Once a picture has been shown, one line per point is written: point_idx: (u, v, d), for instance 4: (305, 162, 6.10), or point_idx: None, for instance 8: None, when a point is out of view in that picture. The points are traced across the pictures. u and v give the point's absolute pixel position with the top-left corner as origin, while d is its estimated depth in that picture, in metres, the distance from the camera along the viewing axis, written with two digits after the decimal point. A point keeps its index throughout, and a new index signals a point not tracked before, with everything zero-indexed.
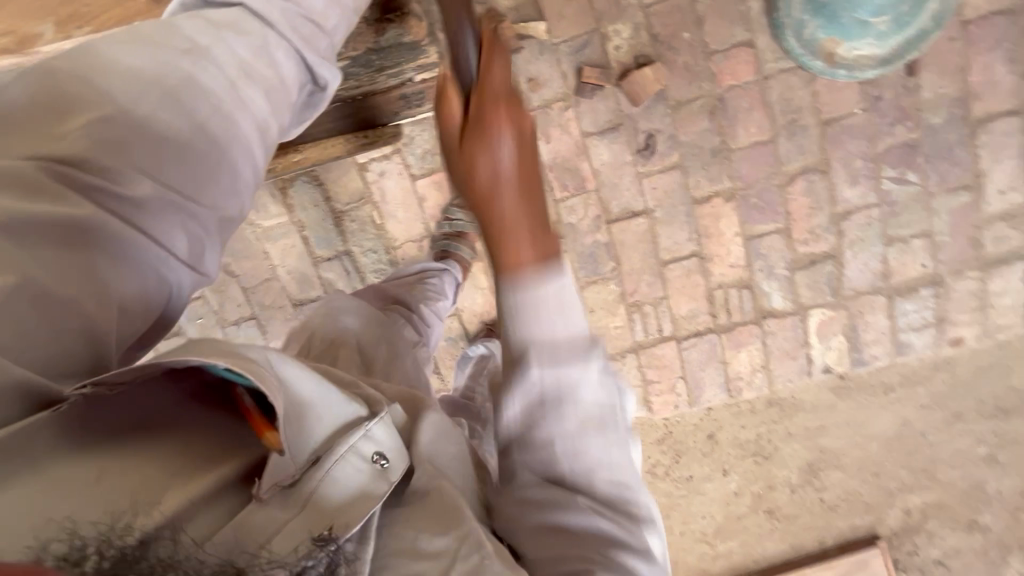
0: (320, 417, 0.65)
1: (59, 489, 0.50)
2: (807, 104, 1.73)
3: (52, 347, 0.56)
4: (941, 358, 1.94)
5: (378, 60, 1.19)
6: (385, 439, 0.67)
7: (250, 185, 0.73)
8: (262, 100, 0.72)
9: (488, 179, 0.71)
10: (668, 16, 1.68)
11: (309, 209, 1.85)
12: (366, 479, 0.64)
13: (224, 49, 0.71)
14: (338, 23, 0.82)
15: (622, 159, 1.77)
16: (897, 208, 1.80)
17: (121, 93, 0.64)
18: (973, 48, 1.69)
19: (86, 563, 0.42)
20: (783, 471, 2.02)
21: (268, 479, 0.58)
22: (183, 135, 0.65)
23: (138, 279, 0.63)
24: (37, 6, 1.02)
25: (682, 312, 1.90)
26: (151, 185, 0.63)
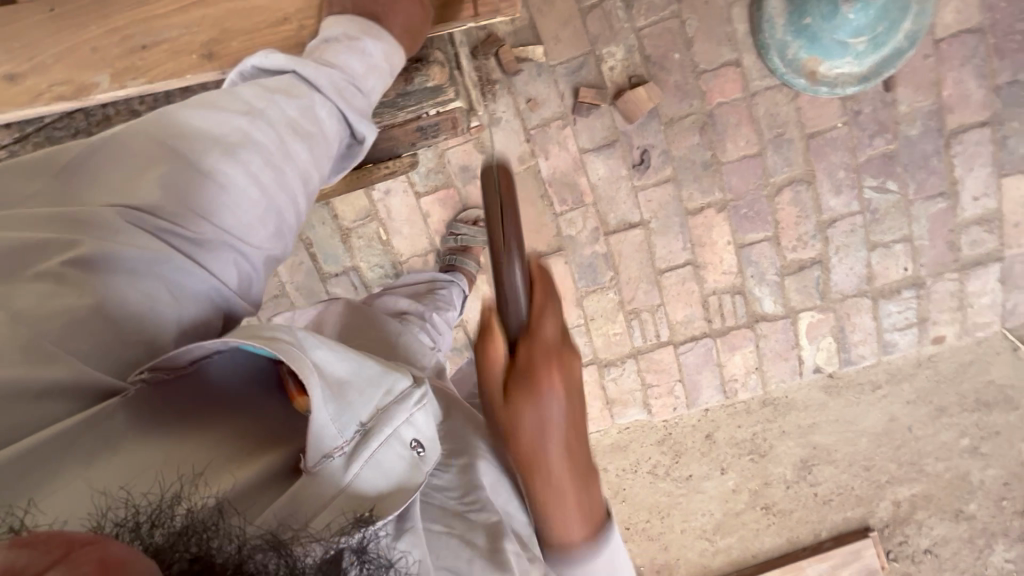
0: (361, 397, 0.70)
1: (136, 462, 0.59)
2: (792, 119, 1.82)
3: (119, 350, 0.67)
4: (924, 356, 2.04)
5: (401, 101, 1.28)
6: (425, 428, 0.74)
7: (292, 227, 0.85)
8: (306, 154, 0.85)
9: (534, 437, 0.72)
10: (659, 38, 1.77)
11: (317, 226, 1.92)
12: (405, 466, 0.70)
13: (275, 111, 0.84)
14: (374, 86, 0.96)
15: (617, 174, 1.85)
16: (879, 215, 1.90)
17: (188, 150, 0.77)
18: (946, 64, 1.80)
19: (143, 527, 0.49)
20: (778, 468, 2.10)
21: (312, 457, 0.65)
22: (240, 185, 0.78)
23: (198, 304, 0.74)
24: (94, 58, 1.10)
25: (679, 318, 1.99)
26: (210, 226, 0.76)
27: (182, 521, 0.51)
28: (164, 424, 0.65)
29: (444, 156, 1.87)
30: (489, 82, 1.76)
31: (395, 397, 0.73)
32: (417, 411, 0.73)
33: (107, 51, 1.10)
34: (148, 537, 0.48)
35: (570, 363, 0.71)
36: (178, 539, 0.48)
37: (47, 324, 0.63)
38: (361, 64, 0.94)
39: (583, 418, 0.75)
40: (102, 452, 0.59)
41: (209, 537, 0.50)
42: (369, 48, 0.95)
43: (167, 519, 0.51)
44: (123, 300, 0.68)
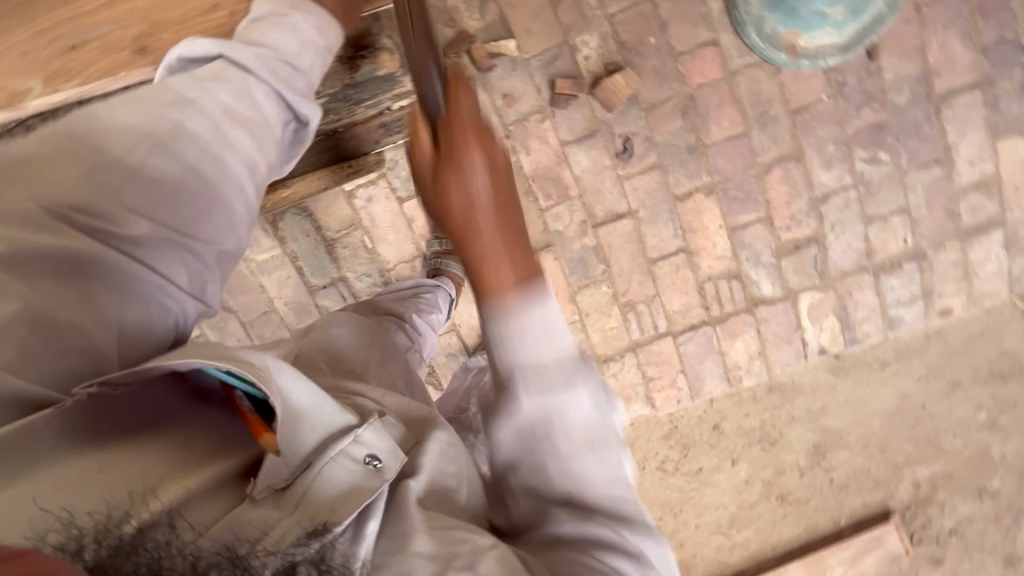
0: (312, 423, 0.67)
1: (72, 484, 0.56)
2: (776, 95, 1.78)
3: (52, 359, 0.64)
4: (932, 329, 1.97)
5: (355, 93, 1.21)
6: (377, 443, 0.68)
7: (242, 218, 0.82)
8: (246, 139, 0.82)
9: (461, 205, 0.73)
10: (632, 24, 1.73)
11: (300, 239, 1.89)
12: (358, 477, 0.65)
13: (207, 99, 0.80)
14: (312, 63, 0.91)
15: (601, 164, 1.81)
16: (873, 188, 1.85)
17: (120, 145, 0.74)
18: (928, 28, 1.75)
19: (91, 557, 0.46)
20: (791, 456, 2.04)
21: (258, 486, 0.62)
22: (178, 177, 0.75)
23: (142, 305, 0.72)
24: (24, 63, 1.04)
25: (676, 307, 1.94)
26: (151, 224, 0.73)
27: (130, 546, 0.48)
28: (98, 434, 0.61)
29: None
30: None
31: (342, 417, 0.69)
32: (363, 430, 0.68)
33: (37, 55, 1.03)
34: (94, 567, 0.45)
35: (486, 139, 0.75)
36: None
37: None
38: (294, 42, 0.90)
39: (511, 194, 0.76)
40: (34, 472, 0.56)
41: (162, 562, 0.47)
42: (300, 23, 0.91)
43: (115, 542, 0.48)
44: (60, 307, 0.66)
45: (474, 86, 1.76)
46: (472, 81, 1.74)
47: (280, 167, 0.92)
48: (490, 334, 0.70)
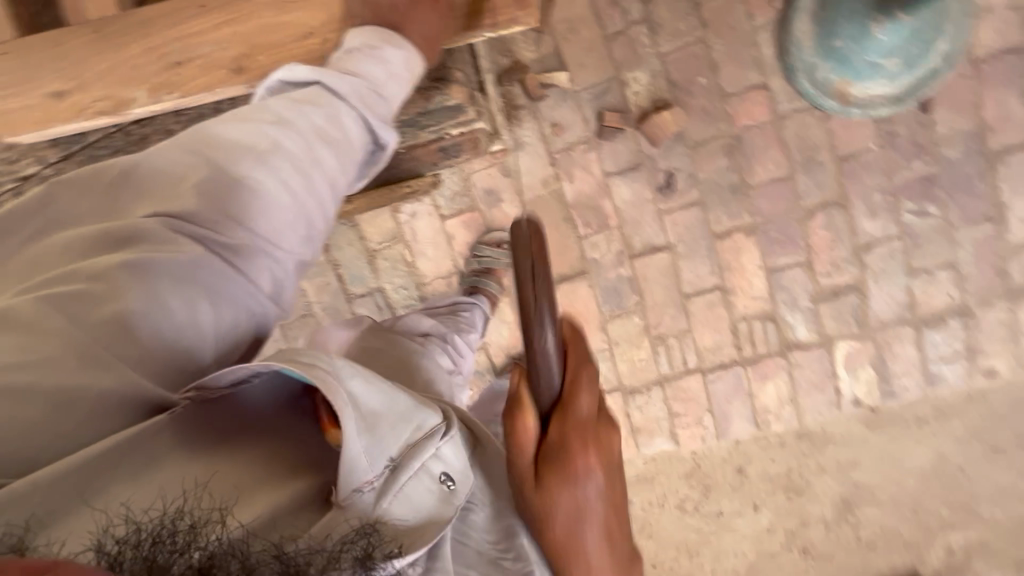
0: (391, 431, 0.72)
1: (159, 483, 0.62)
2: (823, 141, 1.78)
3: (157, 357, 0.71)
4: (975, 390, 1.91)
5: None
6: (453, 463, 0.76)
7: (321, 231, 0.88)
8: (333, 159, 0.87)
9: (567, 527, 0.78)
10: (683, 63, 1.77)
11: (344, 248, 1.96)
12: (435, 501, 0.73)
13: (303, 121, 0.86)
14: (395, 93, 0.98)
15: (642, 197, 1.84)
16: (919, 240, 1.82)
17: (224, 159, 0.81)
18: (986, 85, 1.74)
19: (151, 543, 0.51)
20: (817, 507, 1.98)
21: (343, 489, 0.68)
22: (272, 192, 0.81)
23: (235, 307, 0.77)
24: (133, 74, 1.16)
25: (707, 344, 1.93)
26: (245, 232, 0.78)
27: (195, 541, 0.53)
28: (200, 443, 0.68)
29: (471, 178, 1.87)
30: (514, 107, 1.79)
31: (425, 432, 0.75)
32: (444, 445, 0.76)
33: (147, 68, 1.16)
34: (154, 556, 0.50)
35: (606, 437, 0.78)
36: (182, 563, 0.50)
37: (97, 335, 0.69)
38: (381, 72, 0.97)
39: (620, 494, 0.81)
40: (139, 473, 0.63)
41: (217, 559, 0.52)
42: (389, 56, 0.99)
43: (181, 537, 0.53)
44: (165, 305, 0.72)
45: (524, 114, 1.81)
46: (522, 109, 1.80)
47: (357, 186, 0.98)
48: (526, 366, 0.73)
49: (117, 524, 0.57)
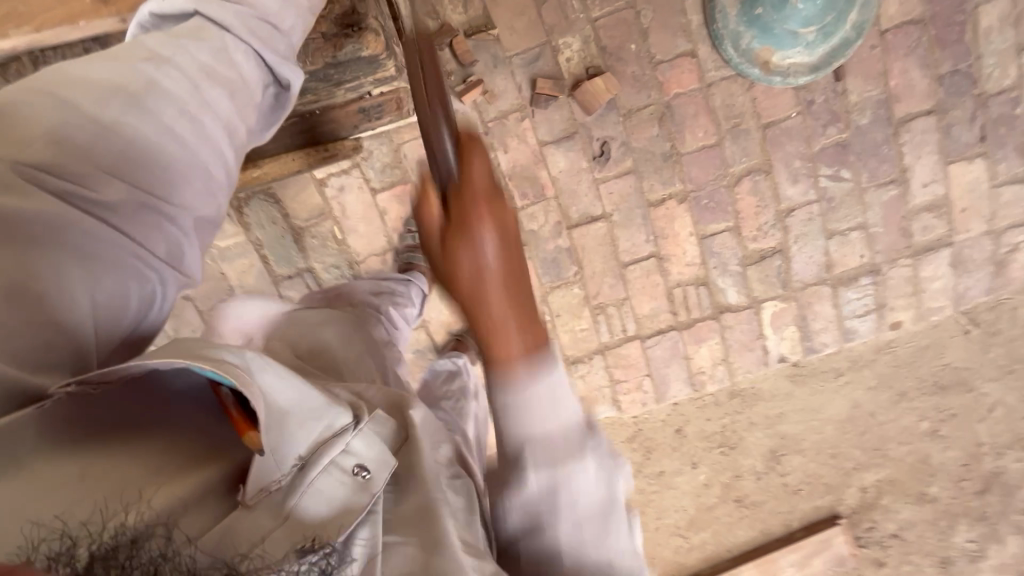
0: (301, 428, 0.64)
1: (56, 486, 0.54)
2: (748, 109, 1.81)
3: (34, 348, 0.61)
4: (882, 342, 2.08)
5: (335, 74, 1.18)
6: (367, 453, 0.67)
7: (223, 184, 0.79)
8: (226, 102, 0.79)
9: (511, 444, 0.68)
10: (614, 29, 1.73)
11: (266, 227, 1.82)
12: (346, 493, 0.63)
13: (184, 58, 0.77)
14: (293, 25, 0.88)
15: (578, 166, 1.82)
16: (834, 204, 1.90)
17: (84, 102, 0.69)
18: (892, 55, 1.78)
19: (81, 563, 0.45)
20: (748, 460, 2.13)
21: (250, 489, 0.60)
22: (152, 140, 0.71)
23: (119, 275, 0.68)
24: None
25: (645, 311, 1.98)
26: (125, 187, 0.69)
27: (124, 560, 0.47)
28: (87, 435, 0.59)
29: (400, 151, 1.80)
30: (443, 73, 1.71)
31: (335, 431, 0.66)
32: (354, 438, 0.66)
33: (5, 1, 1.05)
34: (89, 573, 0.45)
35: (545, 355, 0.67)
36: None
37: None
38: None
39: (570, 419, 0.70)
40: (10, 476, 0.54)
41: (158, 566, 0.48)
42: None
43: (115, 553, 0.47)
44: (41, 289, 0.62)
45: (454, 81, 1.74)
46: (452, 75, 1.72)
47: (261, 135, 0.89)
48: None
49: (44, 535, 0.49)
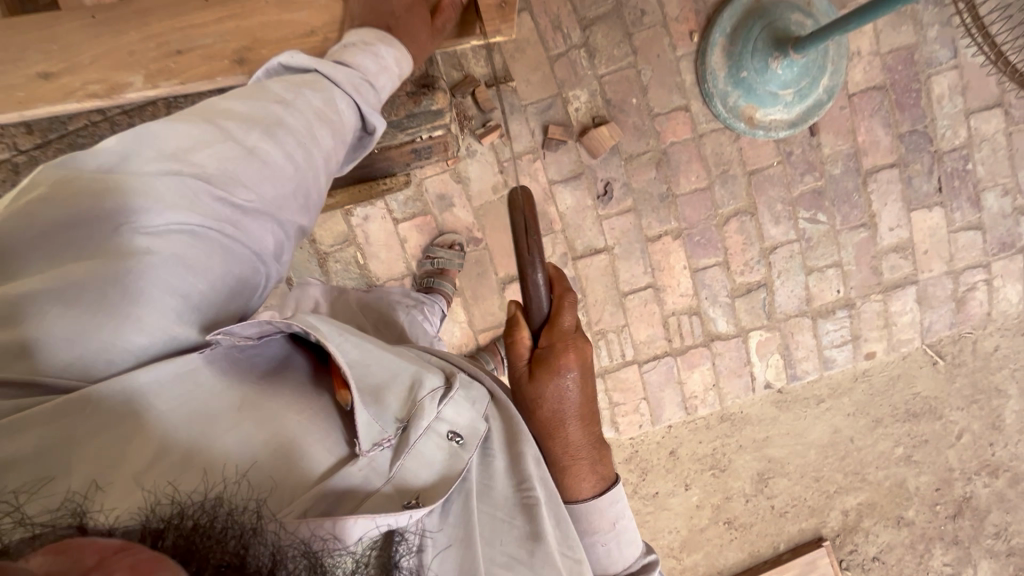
0: (393, 399, 0.89)
1: (166, 466, 0.68)
2: (735, 157, 2.03)
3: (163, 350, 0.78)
4: (859, 370, 2.26)
5: (405, 123, 1.32)
6: (457, 422, 0.93)
7: (314, 203, 0.99)
8: (329, 141, 0.97)
9: (552, 409, 0.97)
10: (618, 84, 1.95)
11: (294, 251, 1.96)
12: (445, 454, 0.89)
13: (304, 102, 0.95)
14: (385, 84, 1.07)
15: (584, 204, 2.01)
16: (812, 243, 2.11)
17: (232, 131, 0.88)
18: (859, 115, 2.03)
19: (187, 526, 0.54)
20: (738, 482, 2.28)
21: (364, 443, 0.80)
22: (276, 164, 0.90)
23: (238, 265, 0.87)
24: (129, 61, 1.07)
25: (642, 338, 2.14)
26: (253, 200, 0.87)
27: (220, 530, 0.55)
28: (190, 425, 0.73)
29: (422, 185, 1.97)
30: (465, 118, 1.90)
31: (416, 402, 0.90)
32: (444, 407, 0.92)
33: (144, 55, 1.07)
34: (193, 532, 0.53)
35: (584, 353, 0.96)
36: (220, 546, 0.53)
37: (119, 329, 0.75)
38: (374, 64, 1.05)
39: (592, 396, 1.00)
40: (123, 455, 0.68)
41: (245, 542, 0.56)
42: (382, 52, 1.06)
43: (207, 522, 0.56)
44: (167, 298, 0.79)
45: (475, 124, 1.93)
46: (472, 120, 1.92)
47: (343, 167, 1.09)
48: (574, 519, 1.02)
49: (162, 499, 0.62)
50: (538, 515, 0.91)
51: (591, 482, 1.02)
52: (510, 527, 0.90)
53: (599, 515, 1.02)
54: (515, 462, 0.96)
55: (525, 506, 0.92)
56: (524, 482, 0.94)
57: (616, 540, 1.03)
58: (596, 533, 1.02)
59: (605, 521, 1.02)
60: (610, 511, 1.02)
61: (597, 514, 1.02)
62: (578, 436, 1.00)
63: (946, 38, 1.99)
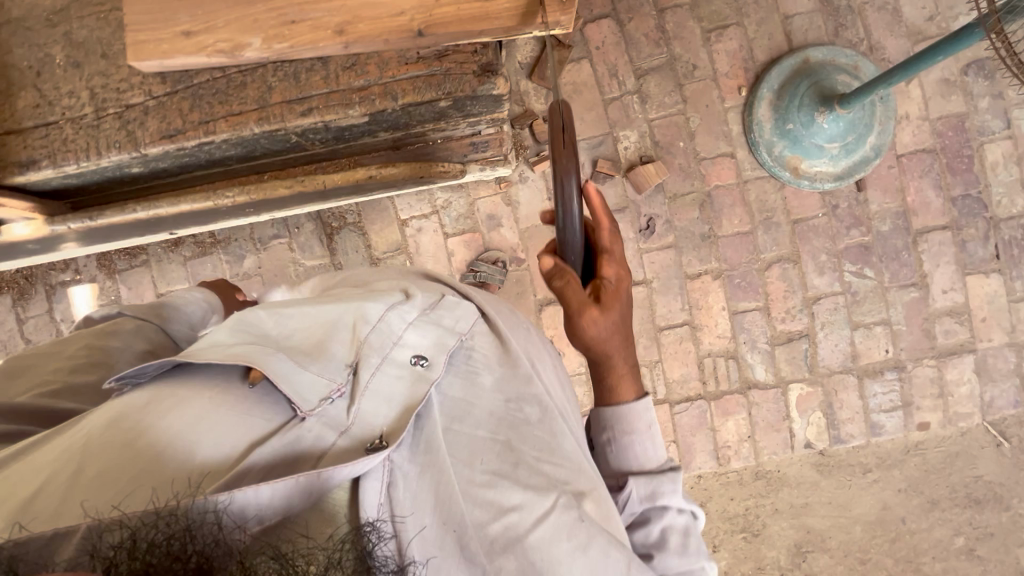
0: (342, 345, 0.91)
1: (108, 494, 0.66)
2: (779, 205, 2.07)
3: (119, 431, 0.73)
4: (911, 442, 2.10)
5: (467, 106, 1.10)
6: (422, 346, 0.95)
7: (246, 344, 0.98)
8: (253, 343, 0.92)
9: (613, 331, 1.01)
10: (667, 129, 2.07)
11: (350, 253, 2.12)
12: (412, 378, 0.91)
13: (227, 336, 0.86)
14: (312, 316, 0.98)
15: (625, 236, 2.09)
16: (858, 298, 2.07)
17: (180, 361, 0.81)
18: (908, 175, 2.05)
19: (140, 547, 0.55)
20: (772, 551, 2.12)
21: (305, 402, 0.81)
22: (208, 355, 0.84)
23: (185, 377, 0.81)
24: (248, 22, 0.98)
25: (675, 377, 2.10)
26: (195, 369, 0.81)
27: (180, 544, 0.56)
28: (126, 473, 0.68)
29: (475, 204, 2.11)
30: (521, 147, 2.07)
31: (367, 340, 0.92)
32: (405, 335, 0.95)
33: (264, 19, 0.97)
34: (146, 551, 0.54)
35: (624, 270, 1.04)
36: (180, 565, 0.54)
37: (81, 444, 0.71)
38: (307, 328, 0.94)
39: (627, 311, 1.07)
40: (76, 485, 0.67)
41: (210, 552, 0.57)
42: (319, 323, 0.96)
43: (164, 540, 0.56)
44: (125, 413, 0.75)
45: (529, 154, 2.09)
46: (528, 149, 2.08)
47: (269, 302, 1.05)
48: (623, 433, 1.02)
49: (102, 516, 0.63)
50: (522, 431, 0.94)
51: (634, 393, 1.07)
52: (493, 444, 0.90)
53: (628, 423, 1.03)
54: (503, 384, 0.98)
55: (512, 421, 0.94)
56: (512, 397, 0.97)
57: (655, 441, 1.03)
58: (624, 441, 1.03)
59: (635, 428, 1.03)
60: (640, 418, 1.03)
61: (624, 422, 1.03)
62: (625, 352, 1.06)
63: (997, 110, 2.03)
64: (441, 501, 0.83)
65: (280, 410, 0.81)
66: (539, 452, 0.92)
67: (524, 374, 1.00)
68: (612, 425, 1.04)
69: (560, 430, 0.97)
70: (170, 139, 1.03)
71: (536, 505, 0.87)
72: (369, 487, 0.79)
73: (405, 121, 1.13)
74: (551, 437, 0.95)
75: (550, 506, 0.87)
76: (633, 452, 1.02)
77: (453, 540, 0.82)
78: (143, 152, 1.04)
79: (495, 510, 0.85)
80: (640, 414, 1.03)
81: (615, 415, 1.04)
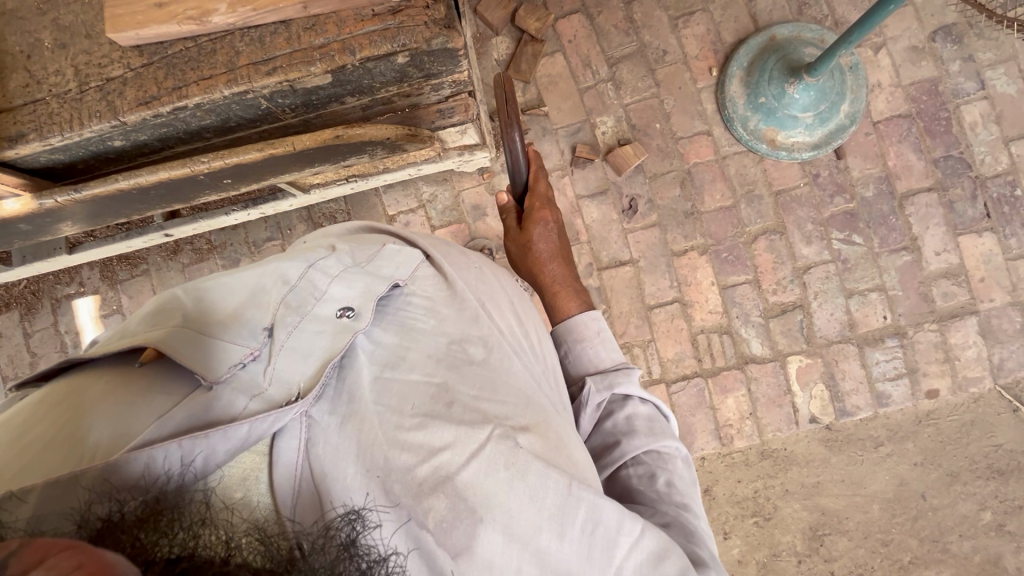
0: (258, 309, 0.87)
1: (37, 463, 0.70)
2: (760, 178, 2.09)
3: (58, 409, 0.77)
4: (922, 412, 2.02)
5: (426, 62, 1.15)
6: (347, 299, 0.92)
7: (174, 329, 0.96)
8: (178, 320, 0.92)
9: (540, 252, 1.33)
10: (642, 112, 2.13)
11: None
12: (337, 329, 0.89)
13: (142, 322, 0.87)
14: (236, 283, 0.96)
15: (609, 218, 2.11)
16: (849, 265, 2.05)
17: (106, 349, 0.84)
18: (886, 141, 2.06)
19: (130, 518, 0.58)
20: (787, 537, 2.02)
21: (210, 374, 0.79)
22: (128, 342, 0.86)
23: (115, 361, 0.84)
24: None
25: (670, 355, 2.07)
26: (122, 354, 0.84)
27: (169, 518, 0.59)
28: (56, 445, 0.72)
29: (459, 196, 2.16)
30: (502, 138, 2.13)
31: (284, 302, 0.88)
32: (330, 287, 0.92)
33: None
34: (135, 519, 0.57)
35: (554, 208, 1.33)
36: (172, 533, 0.57)
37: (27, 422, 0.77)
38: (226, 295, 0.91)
39: (566, 241, 1.35)
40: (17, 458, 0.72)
41: (197, 528, 0.59)
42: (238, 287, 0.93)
43: (154, 515, 0.59)
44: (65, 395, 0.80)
45: None
46: None
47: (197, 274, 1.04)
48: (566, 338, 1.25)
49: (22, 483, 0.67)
50: (462, 370, 0.94)
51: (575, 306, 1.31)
52: (428, 387, 0.91)
53: (583, 331, 1.24)
54: (439, 327, 0.98)
55: (452, 362, 0.95)
56: (454, 340, 0.98)
57: (604, 342, 1.23)
58: (584, 349, 1.22)
59: (590, 335, 1.24)
60: (593, 325, 1.24)
61: (580, 332, 1.25)
62: (558, 271, 1.34)
63: (970, 72, 2.05)
64: (365, 445, 0.84)
65: (186, 385, 0.80)
66: (472, 393, 0.92)
67: (462, 318, 1.01)
68: (572, 336, 1.25)
69: (501, 369, 0.98)
70: (146, 106, 1.10)
71: (467, 442, 0.87)
72: (287, 445, 0.82)
73: (368, 82, 1.17)
74: (492, 380, 0.95)
75: (483, 441, 0.87)
76: (592, 355, 1.22)
77: (378, 485, 0.82)
78: (122, 120, 1.11)
79: (424, 451, 0.85)
80: (592, 322, 1.25)
81: (571, 327, 1.26)
